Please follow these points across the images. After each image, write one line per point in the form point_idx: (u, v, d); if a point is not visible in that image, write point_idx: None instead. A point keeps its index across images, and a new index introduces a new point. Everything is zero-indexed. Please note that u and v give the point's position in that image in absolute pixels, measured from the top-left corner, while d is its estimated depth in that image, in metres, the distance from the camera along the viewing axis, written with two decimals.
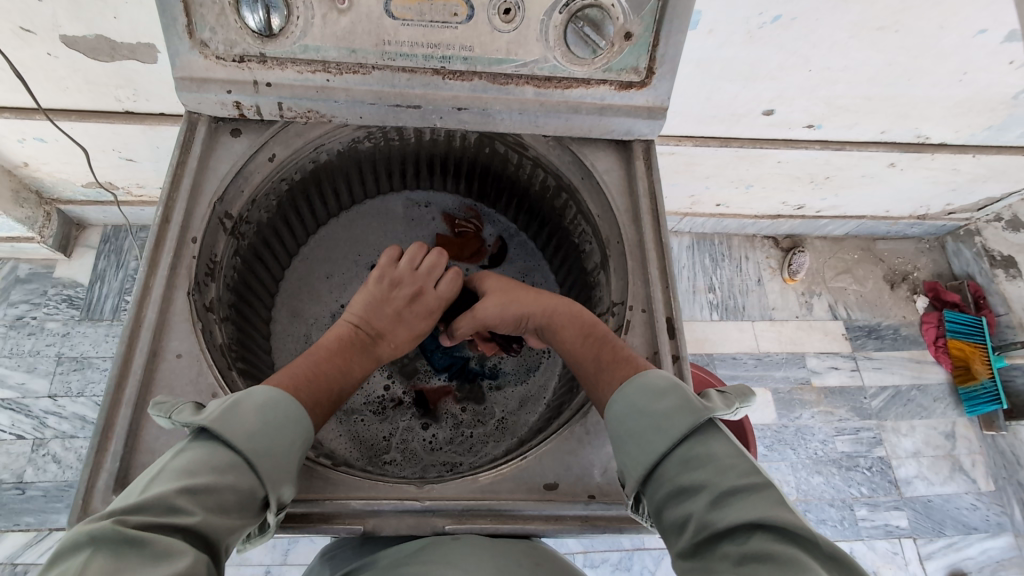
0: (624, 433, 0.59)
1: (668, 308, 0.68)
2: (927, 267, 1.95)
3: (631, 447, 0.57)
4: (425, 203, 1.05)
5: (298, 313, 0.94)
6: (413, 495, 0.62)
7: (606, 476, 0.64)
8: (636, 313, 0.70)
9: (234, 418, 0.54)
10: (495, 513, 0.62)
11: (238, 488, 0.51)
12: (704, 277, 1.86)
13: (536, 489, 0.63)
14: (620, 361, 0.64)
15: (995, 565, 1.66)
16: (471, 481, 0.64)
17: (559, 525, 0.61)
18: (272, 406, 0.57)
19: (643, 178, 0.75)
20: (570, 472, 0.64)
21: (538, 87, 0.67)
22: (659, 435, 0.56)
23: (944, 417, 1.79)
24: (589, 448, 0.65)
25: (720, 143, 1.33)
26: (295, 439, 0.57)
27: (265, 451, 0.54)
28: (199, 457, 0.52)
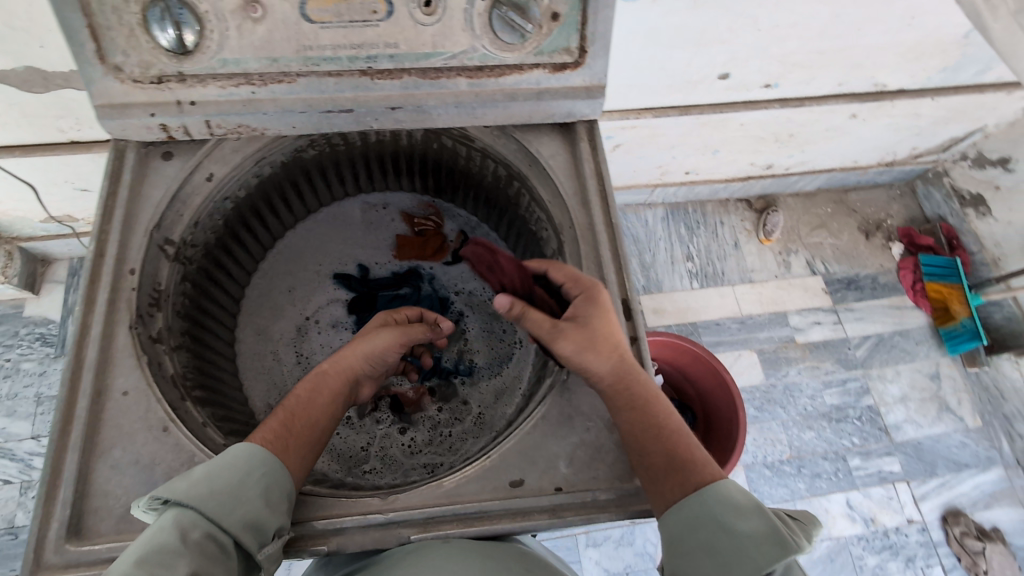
0: (694, 538, 0.54)
1: (624, 289, 0.67)
2: (900, 213, 1.98)
3: (704, 561, 0.53)
4: (382, 204, 1.05)
5: (261, 330, 0.93)
6: (378, 508, 0.61)
7: (571, 467, 0.63)
8: None
9: (178, 480, 0.54)
10: (465, 517, 0.61)
11: (195, 538, 0.51)
12: (682, 246, 1.88)
13: (503, 487, 0.62)
14: (677, 468, 0.58)
15: (988, 498, 1.70)
16: (437, 487, 0.63)
17: (526, 521, 0.60)
18: (223, 456, 0.57)
19: (589, 158, 0.73)
20: (535, 467, 0.63)
21: (471, 78, 0.65)
22: (743, 560, 0.52)
23: (928, 359, 1.82)
24: (554, 439, 0.64)
25: (680, 112, 1.32)
26: (249, 470, 0.56)
27: (218, 497, 0.54)
28: (155, 526, 0.51)
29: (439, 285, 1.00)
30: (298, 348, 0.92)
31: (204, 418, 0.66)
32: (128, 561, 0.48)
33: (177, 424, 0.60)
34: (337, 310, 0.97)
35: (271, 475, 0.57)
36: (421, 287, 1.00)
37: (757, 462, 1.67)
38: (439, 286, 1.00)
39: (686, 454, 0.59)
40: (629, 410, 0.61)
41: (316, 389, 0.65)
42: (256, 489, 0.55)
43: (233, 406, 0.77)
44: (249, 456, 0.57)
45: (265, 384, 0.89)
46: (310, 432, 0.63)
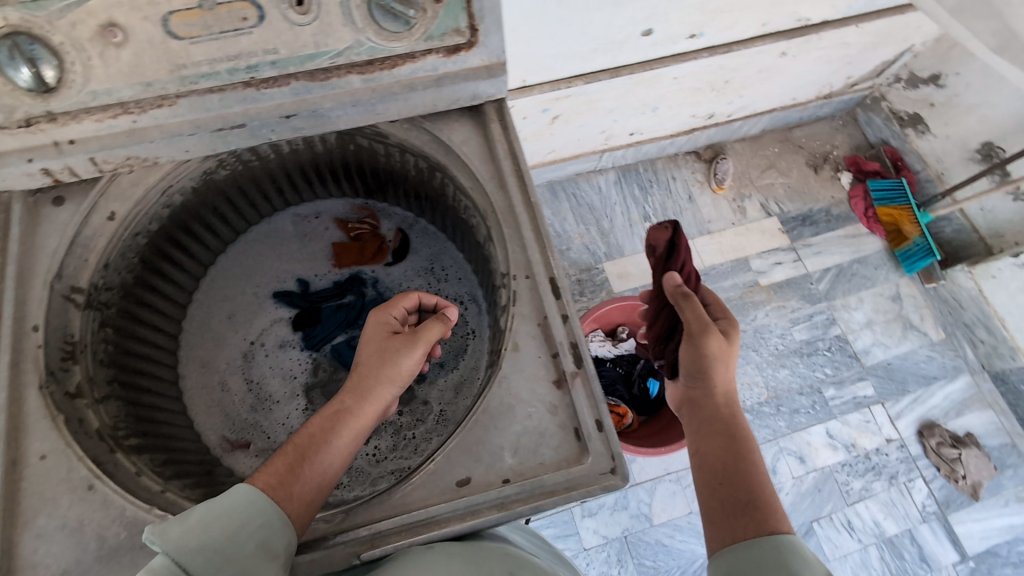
0: (754, 570, 0.55)
1: (550, 267, 0.65)
2: (845, 143, 2.00)
3: None
4: (314, 214, 1.02)
5: (204, 363, 0.90)
6: (326, 531, 0.57)
7: (518, 456, 0.58)
8: (521, 281, 0.65)
9: (171, 525, 0.50)
10: (411, 526, 0.56)
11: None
12: (638, 207, 1.88)
13: (449, 489, 0.57)
14: (749, 513, 0.61)
15: (959, 406, 1.75)
16: (384, 498, 0.58)
17: (476, 520, 0.55)
18: (226, 500, 0.53)
19: (502, 138, 0.71)
20: (480, 462, 0.58)
21: (363, 74, 0.62)
22: None
23: (887, 282, 1.86)
24: (496, 431, 0.59)
25: (610, 75, 1.31)
26: (247, 522, 0.52)
27: (210, 552, 0.50)
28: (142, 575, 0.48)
29: (384, 288, 0.99)
30: (246, 375, 0.90)
31: (137, 467, 0.64)
32: None
33: (103, 479, 0.58)
34: (282, 330, 0.94)
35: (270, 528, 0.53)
36: (365, 292, 0.98)
37: None
38: (384, 289, 0.98)
39: (767, 498, 0.62)
40: (722, 438, 0.69)
41: (332, 427, 0.59)
42: (251, 545, 0.51)
43: (175, 448, 0.74)
44: (249, 505, 0.53)
45: (215, 417, 0.86)
46: (319, 478, 0.58)
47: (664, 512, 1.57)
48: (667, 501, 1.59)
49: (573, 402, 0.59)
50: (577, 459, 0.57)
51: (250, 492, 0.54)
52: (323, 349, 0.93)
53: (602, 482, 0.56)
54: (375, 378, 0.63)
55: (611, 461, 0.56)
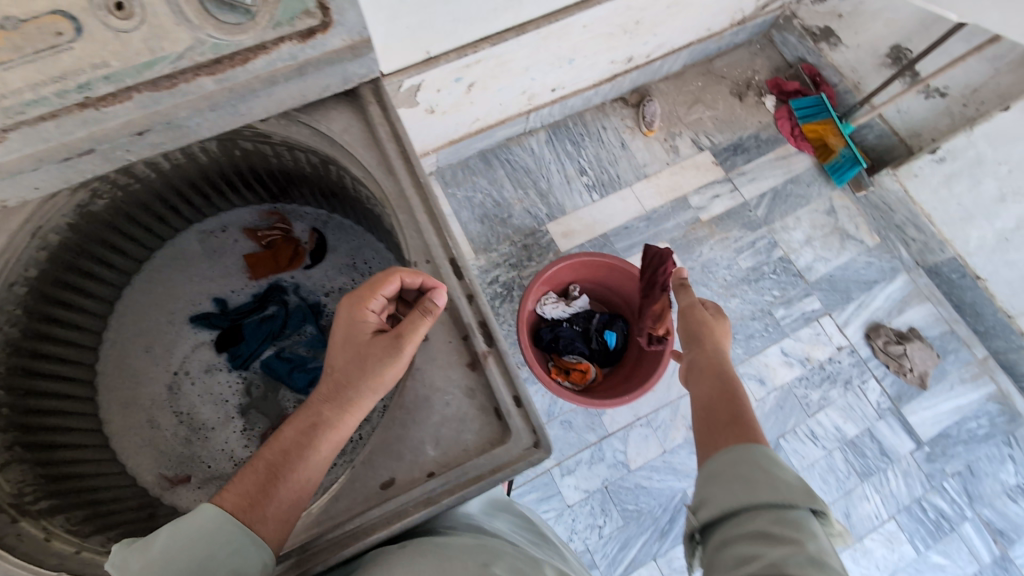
0: (726, 469, 0.57)
1: (449, 248, 0.62)
2: (765, 67, 2.01)
3: (728, 487, 0.56)
4: (221, 227, 0.97)
5: (126, 404, 0.85)
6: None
7: (439, 448, 0.57)
8: (423, 267, 0.63)
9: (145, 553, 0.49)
10: (341, 538, 0.55)
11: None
12: (573, 162, 1.87)
13: (373, 493, 0.56)
14: (731, 428, 0.64)
15: (900, 304, 1.82)
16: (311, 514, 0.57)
17: (403, 521, 0.55)
18: (192, 527, 0.50)
19: (382, 120, 0.67)
20: (402, 461, 0.57)
21: (214, 74, 0.57)
22: (768, 488, 0.53)
23: (821, 197, 1.90)
24: (414, 426, 0.57)
25: (518, 33, 1.32)
26: (212, 552, 0.50)
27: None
28: None
29: (307, 292, 0.95)
30: (176, 407, 0.86)
31: (45, 531, 0.60)
32: None
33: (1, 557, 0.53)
34: (206, 354, 0.90)
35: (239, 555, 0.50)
36: (287, 300, 0.94)
37: None
38: (307, 293, 0.95)
39: (746, 419, 0.65)
40: (714, 380, 0.75)
41: (307, 442, 0.55)
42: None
43: (94, 501, 0.71)
44: (213, 534, 0.50)
45: (148, 455, 0.83)
46: (296, 492, 0.54)
47: (639, 456, 1.61)
48: (640, 445, 1.63)
49: (490, 383, 0.58)
50: (499, 440, 0.57)
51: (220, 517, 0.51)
52: (252, 367, 0.90)
53: (526, 457, 0.56)
54: (353, 386, 0.56)
55: (533, 436, 0.56)
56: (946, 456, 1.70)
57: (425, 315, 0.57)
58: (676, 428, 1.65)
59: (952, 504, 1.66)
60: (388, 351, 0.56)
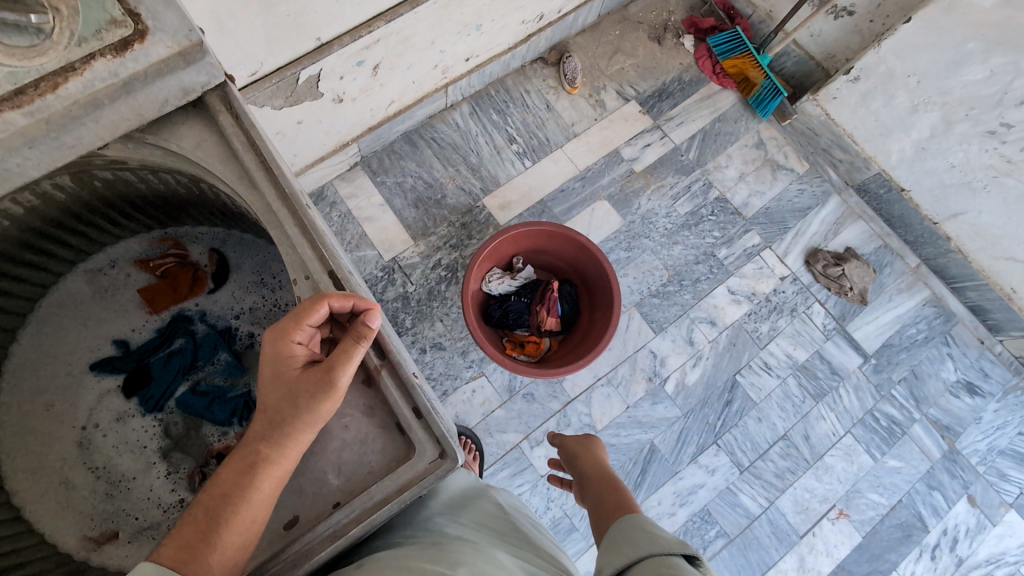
0: (621, 539, 0.64)
1: (328, 260, 0.58)
2: (680, 6, 1.98)
3: (622, 547, 0.62)
4: (108, 263, 0.89)
5: (34, 468, 0.79)
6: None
7: (342, 474, 0.55)
8: (304, 283, 0.59)
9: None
10: None
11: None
12: (500, 131, 1.81)
13: (277, 535, 0.54)
14: (613, 510, 0.76)
15: (835, 225, 1.86)
16: None
17: (311, 558, 0.52)
18: None
19: (238, 129, 0.61)
20: (304, 495, 0.55)
21: (19, 107, 0.50)
22: (654, 541, 0.60)
23: (749, 131, 1.90)
24: (314, 457, 0.56)
25: (411, 6, 1.24)
26: None
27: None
28: None
29: (215, 319, 0.89)
30: (89, 463, 0.81)
31: None
32: None
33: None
34: (114, 402, 0.84)
35: None
36: (193, 331, 0.88)
37: (645, 296, 1.74)
38: (215, 320, 0.89)
39: (626, 505, 0.77)
40: (593, 479, 0.88)
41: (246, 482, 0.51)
42: None
43: None
44: None
45: (66, 518, 0.78)
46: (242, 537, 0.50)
47: (604, 415, 1.63)
48: (603, 405, 1.64)
49: (387, 398, 0.57)
50: (404, 456, 0.55)
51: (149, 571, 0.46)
52: (167, 407, 0.85)
53: (432, 470, 0.54)
54: (290, 421, 0.53)
55: (437, 447, 0.54)
56: (891, 365, 1.77)
57: (358, 338, 0.54)
58: (636, 382, 1.67)
59: (901, 409, 1.74)
60: (322, 381, 0.53)
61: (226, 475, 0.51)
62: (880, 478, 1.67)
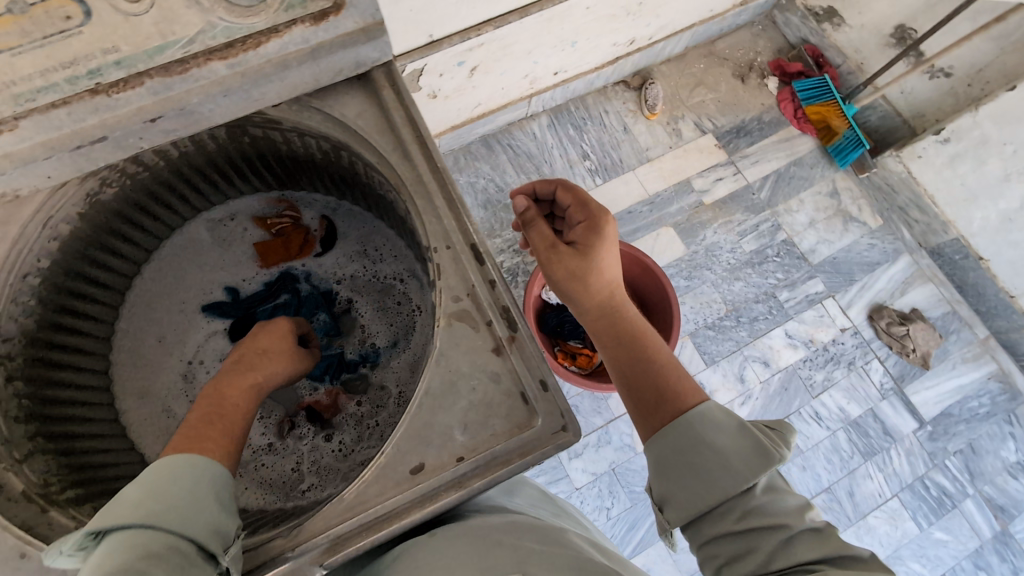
0: (682, 462, 0.60)
1: (470, 233, 0.62)
2: (767, 48, 1.99)
3: (687, 480, 0.59)
4: (229, 216, 0.95)
5: (144, 393, 0.85)
6: (283, 548, 0.54)
7: (469, 432, 0.57)
8: (443, 252, 0.63)
9: (116, 504, 0.48)
10: (372, 523, 0.54)
11: (160, 549, 0.45)
12: (575, 146, 1.85)
13: (403, 480, 0.55)
14: (667, 399, 0.65)
15: (902, 285, 1.81)
16: (337, 501, 0.55)
17: (436, 504, 0.54)
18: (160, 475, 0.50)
19: (398, 106, 0.67)
20: (431, 447, 0.56)
21: (225, 59, 0.56)
22: (726, 475, 0.57)
23: (824, 179, 1.88)
24: (442, 412, 0.57)
25: (521, 15, 1.29)
26: (187, 483, 0.51)
27: (173, 501, 0.49)
28: (97, 560, 0.44)
29: (319, 281, 0.96)
30: (191, 397, 0.86)
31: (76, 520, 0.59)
32: None
33: (36, 544, 0.50)
34: (219, 343, 0.90)
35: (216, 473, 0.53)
36: (298, 289, 0.94)
37: (700, 326, 1.74)
38: (319, 283, 0.96)
39: (677, 386, 0.66)
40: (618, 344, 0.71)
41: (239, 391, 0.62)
42: (207, 493, 0.51)
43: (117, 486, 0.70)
44: (182, 467, 0.51)
45: (164, 445, 0.83)
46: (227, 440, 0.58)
47: None
48: None
49: (516, 366, 0.59)
50: (528, 423, 0.57)
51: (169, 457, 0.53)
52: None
53: (555, 441, 0.56)
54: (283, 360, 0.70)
55: (561, 420, 0.56)
56: (948, 435, 1.71)
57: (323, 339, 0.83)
58: None
59: (954, 481, 1.68)
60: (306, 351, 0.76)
61: (224, 383, 0.62)
62: (924, 548, 1.62)
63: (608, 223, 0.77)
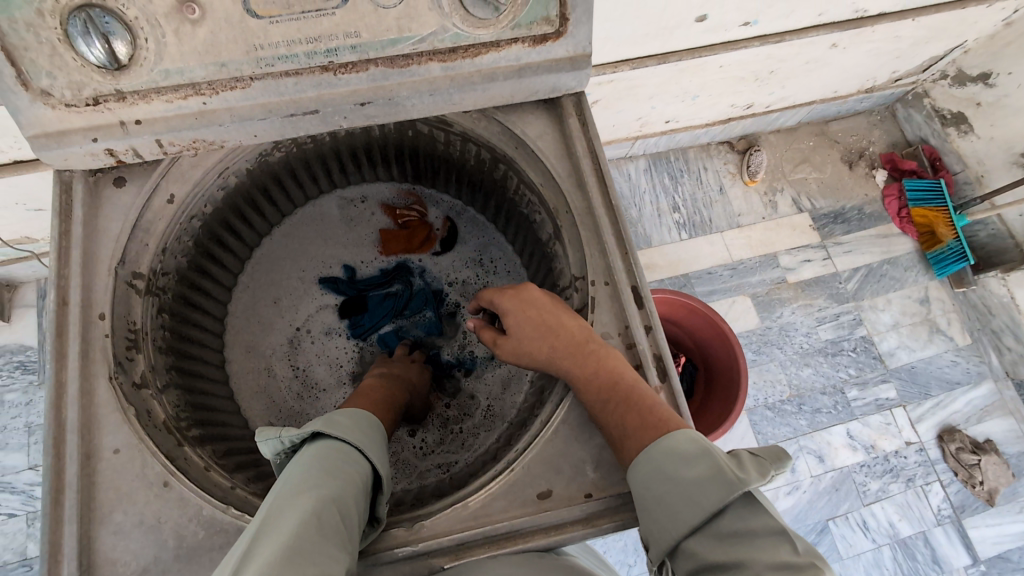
0: (649, 497, 0.53)
1: (632, 275, 0.63)
2: (881, 140, 1.77)
3: (657, 514, 0.52)
4: (360, 198, 0.97)
5: (254, 348, 0.88)
6: (404, 539, 0.56)
7: (600, 470, 0.59)
8: (600, 287, 0.65)
9: (331, 420, 0.57)
10: (496, 538, 0.57)
11: (360, 466, 0.54)
12: (667, 196, 1.70)
13: (530, 501, 0.58)
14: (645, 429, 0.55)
15: (980, 413, 1.61)
16: (461, 507, 0.58)
17: (563, 534, 0.56)
18: (358, 419, 0.59)
19: (581, 136, 0.68)
20: (561, 475, 0.59)
21: (444, 61, 0.59)
22: (689, 507, 0.50)
23: (916, 284, 1.68)
24: (578, 444, 0.60)
25: (659, 62, 1.17)
26: (378, 435, 0.59)
27: (369, 440, 0.57)
28: (317, 454, 0.53)
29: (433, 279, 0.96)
30: (293, 361, 0.89)
31: (205, 461, 0.62)
32: (314, 473, 0.50)
33: (178, 476, 0.56)
34: (327, 317, 0.92)
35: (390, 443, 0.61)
36: (412, 282, 0.96)
37: (758, 404, 1.57)
38: (435, 279, 0.96)
39: (650, 408, 0.56)
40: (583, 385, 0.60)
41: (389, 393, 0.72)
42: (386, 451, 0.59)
43: (230, 436, 0.73)
44: (374, 423, 0.60)
45: (260, 403, 0.85)
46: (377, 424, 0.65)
47: None
48: None
49: None
50: None
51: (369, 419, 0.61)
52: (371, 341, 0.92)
53: None
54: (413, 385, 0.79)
55: None
56: None
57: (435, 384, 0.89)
58: None
59: None
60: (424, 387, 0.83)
61: (380, 385, 0.72)
62: None
63: (527, 286, 0.68)
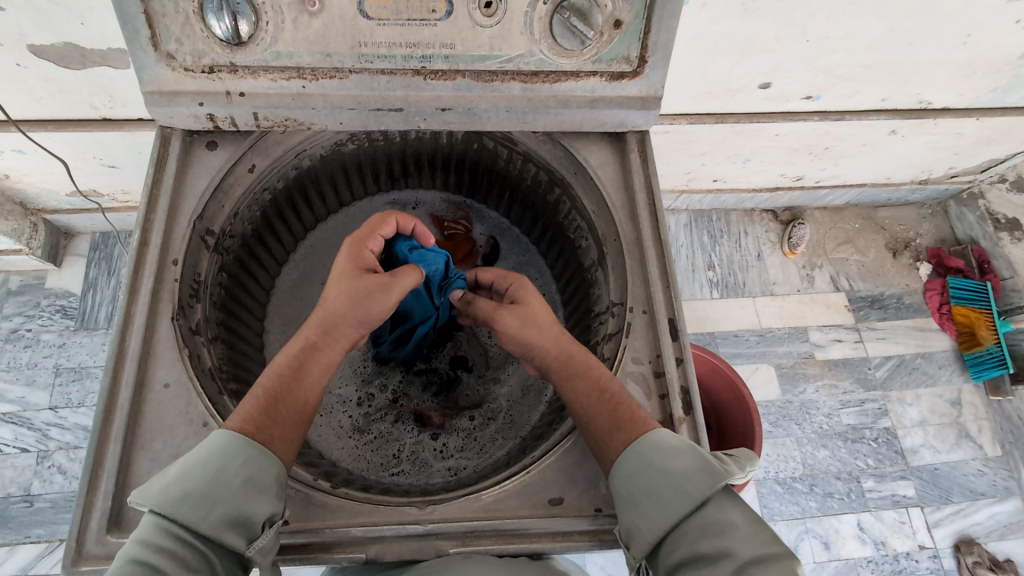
0: (638, 489, 0.55)
1: (670, 307, 0.66)
2: (930, 234, 1.76)
3: (644, 505, 0.54)
4: (413, 203, 1.00)
5: (292, 323, 0.90)
6: (416, 518, 0.58)
7: None
8: (636, 315, 0.67)
9: (154, 481, 0.53)
10: (501, 534, 0.58)
11: (172, 547, 0.50)
12: (704, 254, 1.70)
13: (541, 505, 0.59)
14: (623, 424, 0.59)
15: (1003, 529, 1.53)
16: (474, 500, 0.60)
17: (568, 542, 0.57)
18: (201, 454, 0.54)
19: (640, 171, 0.72)
20: (575, 486, 0.60)
21: (525, 82, 0.63)
22: (678, 496, 0.53)
23: (949, 384, 1.63)
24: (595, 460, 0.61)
25: (716, 120, 1.20)
26: (225, 466, 0.53)
27: (197, 489, 0.52)
28: (138, 535, 0.50)
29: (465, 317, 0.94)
30: None
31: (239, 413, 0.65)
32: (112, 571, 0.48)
33: (217, 420, 0.59)
34: None
35: (252, 464, 0.54)
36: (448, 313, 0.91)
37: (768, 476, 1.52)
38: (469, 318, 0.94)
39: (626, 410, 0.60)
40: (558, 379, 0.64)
41: (297, 369, 0.62)
42: (234, 484, 0.53)
43: None
44: (222, 451, 0.54)
45: None
46: (298, 411, 0.61)
47: None
48: None
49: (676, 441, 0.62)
50: None
51: (229, 437, 0.56)
52: (388, 380, 0.90)
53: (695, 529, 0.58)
54: (337, 318, 0.63)
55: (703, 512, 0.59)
56: None
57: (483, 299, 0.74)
58: None
59: None
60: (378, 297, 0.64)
61: (280, 364, 0.62)
62: None
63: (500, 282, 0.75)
